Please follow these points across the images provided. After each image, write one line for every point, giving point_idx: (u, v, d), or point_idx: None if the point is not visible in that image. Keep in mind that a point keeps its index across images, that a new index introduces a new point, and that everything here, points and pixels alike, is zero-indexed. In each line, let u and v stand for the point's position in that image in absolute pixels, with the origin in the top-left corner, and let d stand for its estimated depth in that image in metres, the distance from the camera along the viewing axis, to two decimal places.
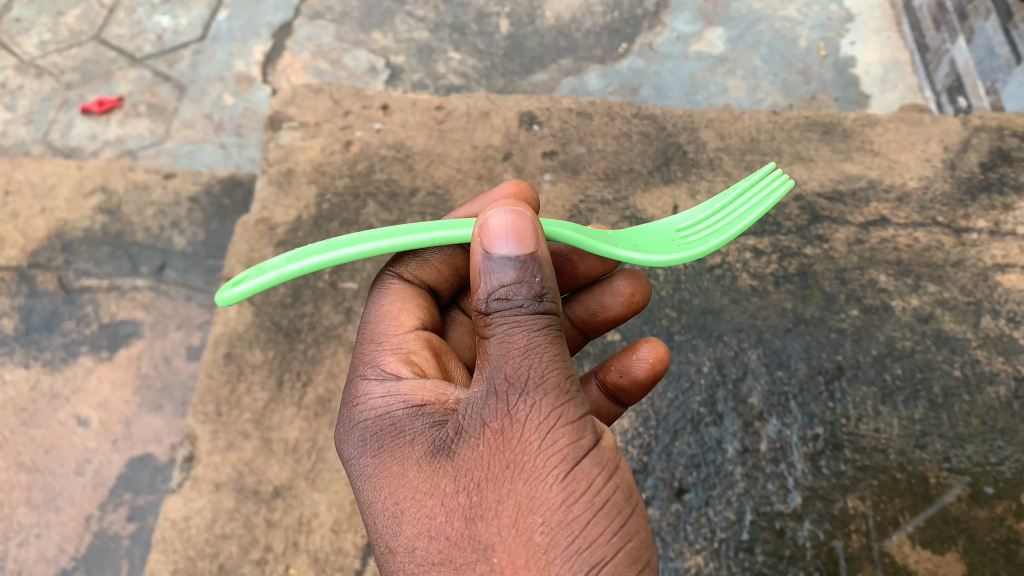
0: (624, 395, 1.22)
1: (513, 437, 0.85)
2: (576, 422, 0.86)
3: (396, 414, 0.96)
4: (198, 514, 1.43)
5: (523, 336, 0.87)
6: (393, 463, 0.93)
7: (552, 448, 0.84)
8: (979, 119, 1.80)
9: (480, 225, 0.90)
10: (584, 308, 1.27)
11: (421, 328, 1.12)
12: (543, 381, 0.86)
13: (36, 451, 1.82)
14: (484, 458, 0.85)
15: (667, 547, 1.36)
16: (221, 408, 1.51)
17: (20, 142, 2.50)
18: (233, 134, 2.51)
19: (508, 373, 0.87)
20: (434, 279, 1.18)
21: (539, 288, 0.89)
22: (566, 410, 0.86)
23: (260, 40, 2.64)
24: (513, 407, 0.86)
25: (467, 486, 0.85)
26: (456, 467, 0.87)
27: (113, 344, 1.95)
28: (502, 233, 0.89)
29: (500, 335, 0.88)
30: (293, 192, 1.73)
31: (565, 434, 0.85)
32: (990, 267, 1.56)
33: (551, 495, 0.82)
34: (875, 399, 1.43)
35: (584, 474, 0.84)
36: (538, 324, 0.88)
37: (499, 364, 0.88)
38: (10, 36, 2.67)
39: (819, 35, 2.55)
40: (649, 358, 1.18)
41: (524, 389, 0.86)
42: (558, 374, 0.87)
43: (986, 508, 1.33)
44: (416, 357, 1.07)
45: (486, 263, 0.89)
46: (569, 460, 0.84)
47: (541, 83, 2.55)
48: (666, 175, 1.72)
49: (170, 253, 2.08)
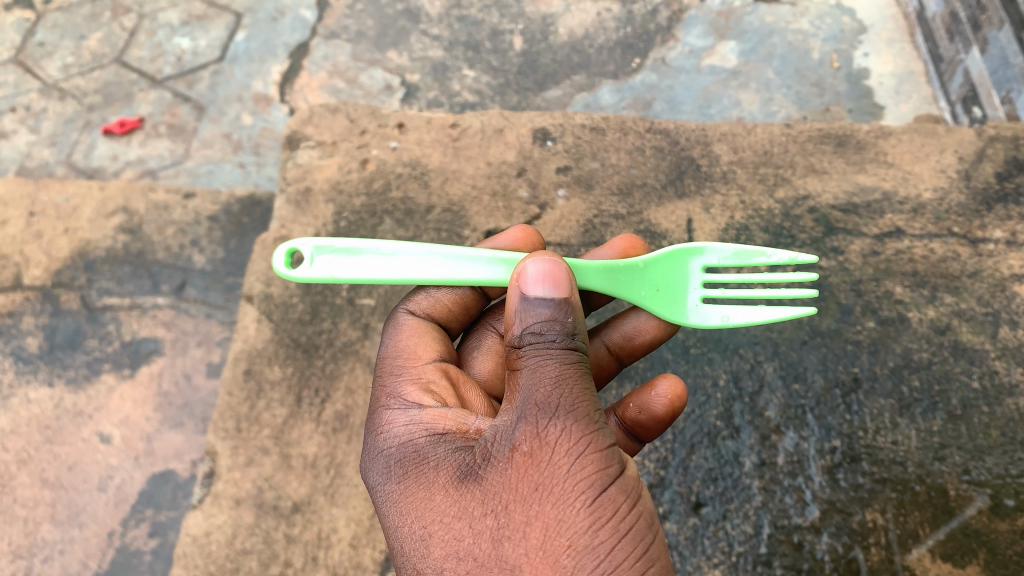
0: (643, 432, 1.20)
1: (542, 460, 0.87)
2: (605, 450, 0.89)
3: (420, 441, 0.98)
4: (218, 530, 1.44)
5: (553, 368, 0.92)
6: (418, 488, 0.94)
7: (581, 474, 0.86)
8: (994, 129, 1.79)
9: (517, 273, 0.97)
10: (620, 333, 1.28)
11: (438, 359, 1.14)
12: (573, 409, 0.90)
13: (60, 468, 1.85)
14: (513, 480, 0.87)
15: (685, 561, 1.36)
16: (241, 424, 1.52)
17: (44, 163, 2.55)
18: (251, 153, 2.54)
19: (539, 399, 0.90)
20: (445, 316, 1.20)
21: (568, 329, 0.95)
22: (594, 438, 0.89)
23: (278, 60, 2.68)
24: (542, 431, 0.88)
25: (495, 507, 0.87)
26: (483, 490, 0.88)
27: (135, 362, 1.98)
28: (538, 277, 0.96)
29: (532, 367, 0.92)
30: (310, 210, 1.75)
31: (593, 461, 0.87)
32: (1007, 278, 1.56)
33: (579, 518, 0.84)
34: (893, 411, 1.42)
35: (611, 500, 0.86)
36: (568, 359, 0.93)
37: (530, 391, 0.91)
38: (34, 59, 2.73)
39: (832, 47, 2.56)
40: (665, 395, 1.17)
41: (554, 414, 0.89)
42: (586, 405, 0.91)
43: (1007, 521, 1.32)
44: (435, 387, 1.08)
45: (522, 304, 0.95)
46: (597, 486, 0.86)
47: (555, 99, 2.57)
48: (679, 189, 1.73)
49: (190, 272, 2.11)
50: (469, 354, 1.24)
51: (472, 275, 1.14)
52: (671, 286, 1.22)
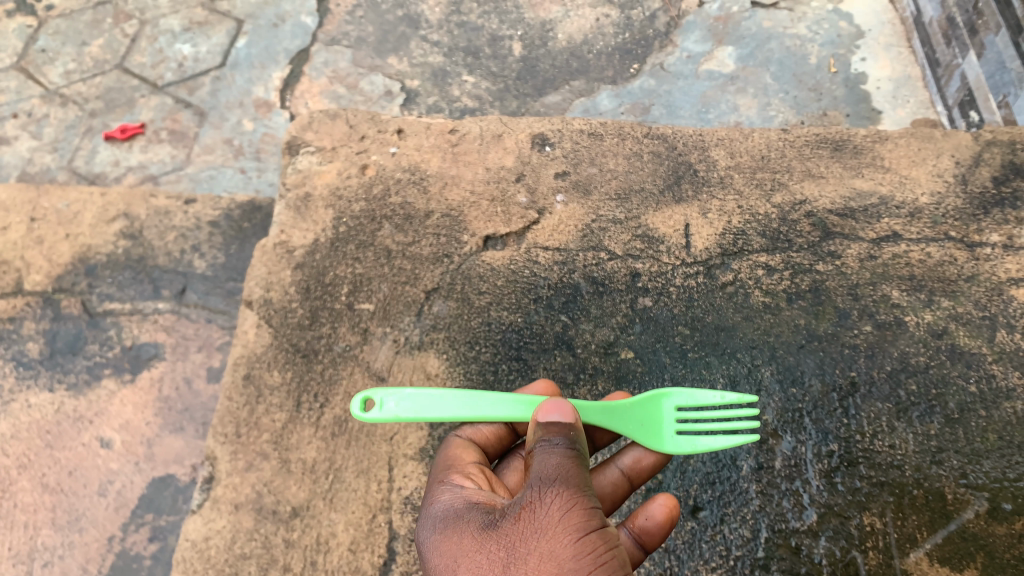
0: (649, 541, 1.20)
1: (536, 511, 0.91)
2: (592, 506, 0.92)
3: (445, 510, 1.03)
4: (218, 535, 1.40)
5: (556, 456, 0.99)
6: (437, 547, 0.98)
7: (568, 518, 0.90)
8: (991, 134, 1.80)
9: (538, 408, 1.09)
10: (633, 456, 1.32)
11: (478, 463, 1.21)
12: (570, 479, 0.95)
13: (60, 473, 1.85)
14: (511, 531, 0.91)
15: (684, 565, 1.36)
16: (241, 429, 1.48)
17: (45, 169, 2.61)
18: (253, 159, 2.64)
19: (542, 474, 0.96)
20: (484, 443, 1.28)
21: (570, 435, 1.03)
22: (584, 499, 0.93)
23: (278, 67, 2.77)
24: (540, 494, 0.94)
25: (494, 552, 0.90)
26: (487, 541, 0.93)
27: (136, 367, 2.01)
28: (553, 409, 1.07)
29: (537, 458, 1.00)
30: (310, 215, 1.73)
31: (580, 512, 0.91)
32: (1004, 282, 1.57)
33: (562, 550, 0.86)
34: (890, 415, 1.43)
35: (592, 541, 0.88)
36: (570, 454, 1.00)
37: (536, 470, 0.98)
38: (36, 66, 2.78)
39: (830, 51, 2.67)
40: (668, 502, 1.21)
41: (552, 482, 0.95)
42: (581, 479, 0.96)
43: (1005, 524, 1.33)
44: (474, 477, 1.14)
45: (538, 424, 1.05)
46: (581, 528, 0.89)
47: (553, 104, 2.69)
48: (677, 194, 1.74)
49: (190, 276, 2.16)
50: (499, 471, 1.29)
51: (502, 414, 1.25)
52: (652, 420, 1.32)
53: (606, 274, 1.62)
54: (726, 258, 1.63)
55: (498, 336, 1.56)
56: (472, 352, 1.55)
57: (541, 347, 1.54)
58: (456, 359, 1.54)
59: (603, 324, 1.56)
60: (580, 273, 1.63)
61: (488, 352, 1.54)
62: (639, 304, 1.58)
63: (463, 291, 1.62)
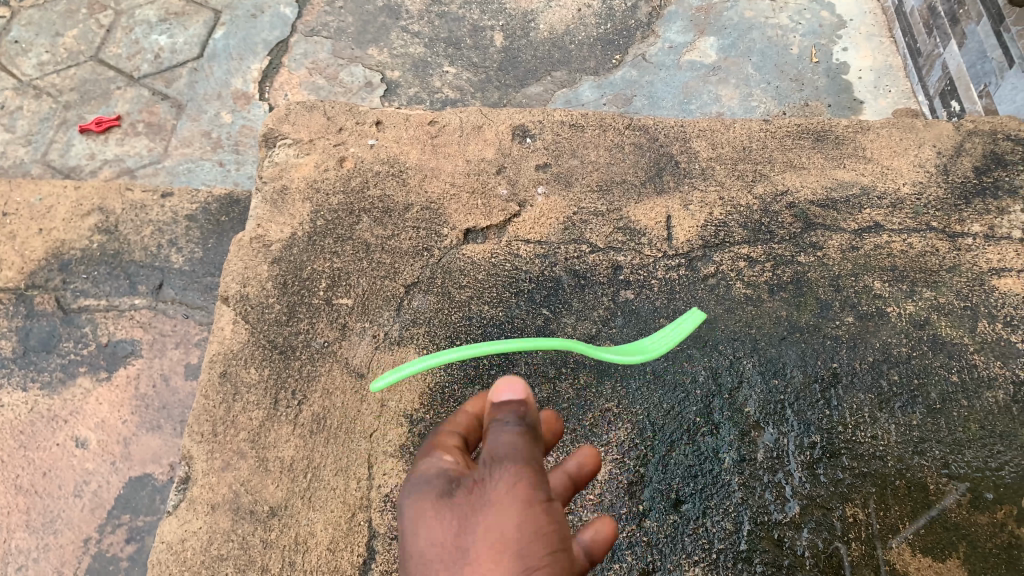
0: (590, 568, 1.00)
1: (488, 494, 0.82)
2: (549, 492, 0.84)
3: None
4: (195, 536, 1.35)
5: (509, 432, 0.89)
6: None
7: (524, 502, 0.81)
8: (972, 124, 1.80)
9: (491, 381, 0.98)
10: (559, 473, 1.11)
11: None
12: (526, 459, 0.86)
13: (34, 474, 1.83)
14: (459, 511, 0.82)
15: (666, 559, 1.32)
16: (217, 427, 1.44)
17: (19, 162, 2.57)
18: (232, 151, 2.61)
19: (496, 452, 0.86)
20: None
21: (522, 410, 0.93)
22: (540, 482, 0.84)
23: (256, 58, 2.79)
24: (494, 473, 0.84)
25: (438, 532, 0.81)
26: (428, 519, 0.83)
27: (112, 364, 1.98)
28: (508, 382, 0.96)
29: (488, 435, 0.90)
30: (287, 209, 1.70)
31: (538, 496, 0.82)
32: (985, 272, 1.57)
33: (513, 536, 0.78)
34: (872, 405, 1.42)
35: (545, 529, 0.80)
36: (525, 432, 0.90)
37: (488, 447, 0.88)
38: (9, 57, 2.77)
39: (811, 42, 2.83)
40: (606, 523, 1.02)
41: (507, 461, 0.85)
42: (537, 461, 0.87)
43: (986, 514, 1.33)
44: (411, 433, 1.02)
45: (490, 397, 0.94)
46: (535, 513, 0.80)
47: (535, 95, 2.77)
48: (659, 185, 1.72)
49: (167, 271, 2.12)
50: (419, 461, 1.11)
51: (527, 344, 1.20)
52: None
53: (587, 266, 1.61)
54: (707, 249, 1.62)
55: (479, 331, 1.54)
56: (453, 347, 1.53)
57: (523, 341, 1.53)
58: (436, 354, 1.52)
59: (585, 317, 1.55)
60: (561, 266, 1.62)
61: (469, 347, 1.52)
62: (621, 297, 1.57)
63: (442, 284, 1.60)
